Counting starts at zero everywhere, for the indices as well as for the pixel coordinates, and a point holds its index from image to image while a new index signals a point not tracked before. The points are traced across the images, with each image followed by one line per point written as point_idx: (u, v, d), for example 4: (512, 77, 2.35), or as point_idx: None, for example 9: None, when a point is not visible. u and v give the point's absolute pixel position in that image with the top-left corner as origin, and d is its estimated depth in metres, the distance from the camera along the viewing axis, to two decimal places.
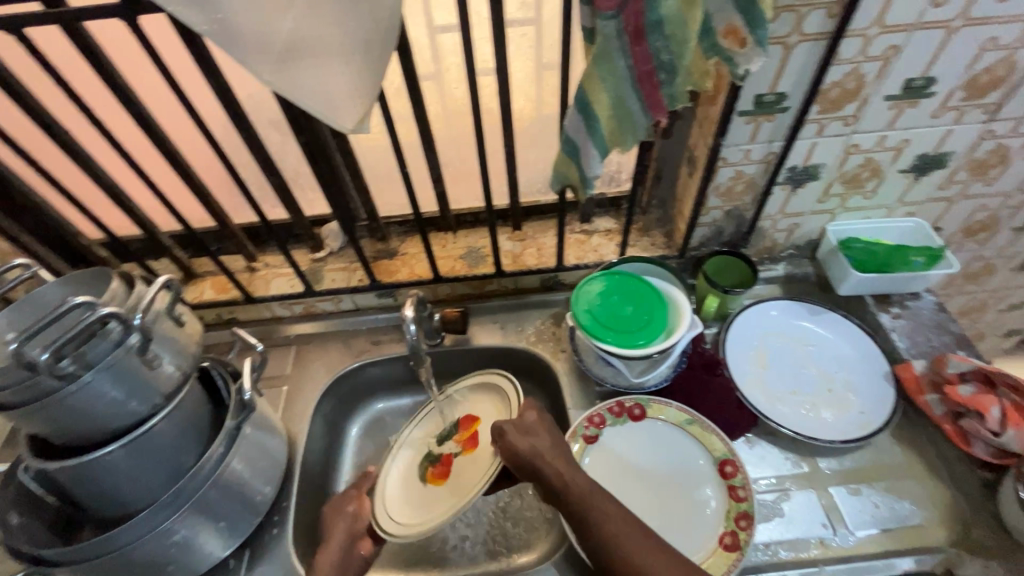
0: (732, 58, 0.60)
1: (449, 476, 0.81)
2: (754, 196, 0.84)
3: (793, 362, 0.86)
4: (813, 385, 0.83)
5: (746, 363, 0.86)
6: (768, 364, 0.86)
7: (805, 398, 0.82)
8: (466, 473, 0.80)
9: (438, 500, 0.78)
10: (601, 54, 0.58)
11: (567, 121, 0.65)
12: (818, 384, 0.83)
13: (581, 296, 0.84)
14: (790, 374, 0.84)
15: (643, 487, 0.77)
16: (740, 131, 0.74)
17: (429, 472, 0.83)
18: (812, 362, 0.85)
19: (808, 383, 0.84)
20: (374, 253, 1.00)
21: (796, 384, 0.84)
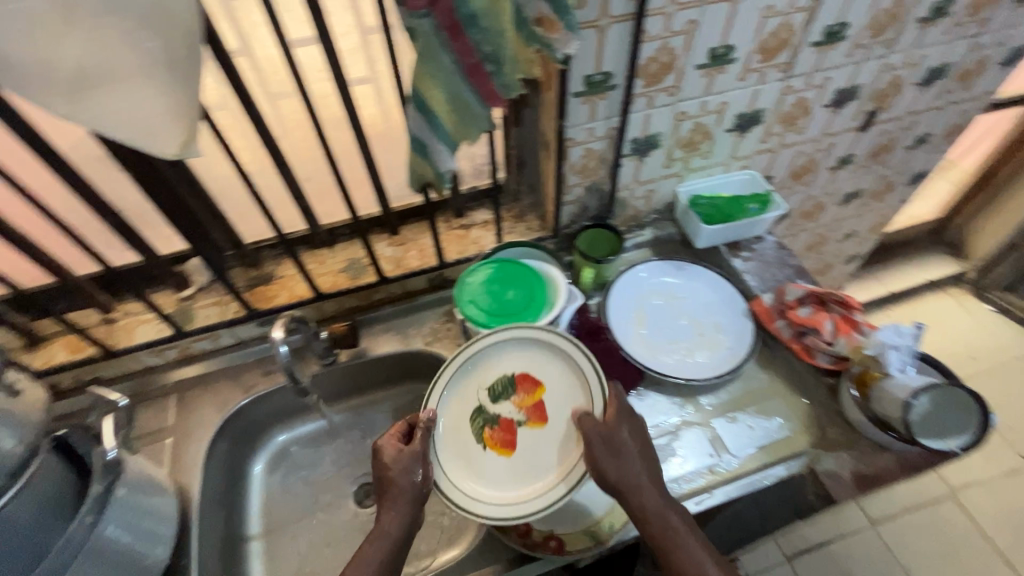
0: (549, 44, 0.64)
1: (512, 445, 0.76)
2: (607, 169, 0.91)
3: (666, 316, 0.94)
4: (686, 333, 0.92)
5: (628, 325, 0.93)
6: (646, 322, 0.94)
7: (681, 346, 0.91)
8: (534, 451, 0.75)
9: (506, 473, 0.74)
10: (424, 52, 0.60)
11: (409, 121, 0.66)
12: (690, 331, 0.92)
13: (464, 289, 0.86)
14: (665, 328, 0.93)
15: None
16: (579, 111, 0.80)
17: (486, 436, 0.76)
18: (682, 312, 0.95)
19: (682, 332, 0.92)
20: (248, 281, 0.95)
21: (672, 335, 0.92)
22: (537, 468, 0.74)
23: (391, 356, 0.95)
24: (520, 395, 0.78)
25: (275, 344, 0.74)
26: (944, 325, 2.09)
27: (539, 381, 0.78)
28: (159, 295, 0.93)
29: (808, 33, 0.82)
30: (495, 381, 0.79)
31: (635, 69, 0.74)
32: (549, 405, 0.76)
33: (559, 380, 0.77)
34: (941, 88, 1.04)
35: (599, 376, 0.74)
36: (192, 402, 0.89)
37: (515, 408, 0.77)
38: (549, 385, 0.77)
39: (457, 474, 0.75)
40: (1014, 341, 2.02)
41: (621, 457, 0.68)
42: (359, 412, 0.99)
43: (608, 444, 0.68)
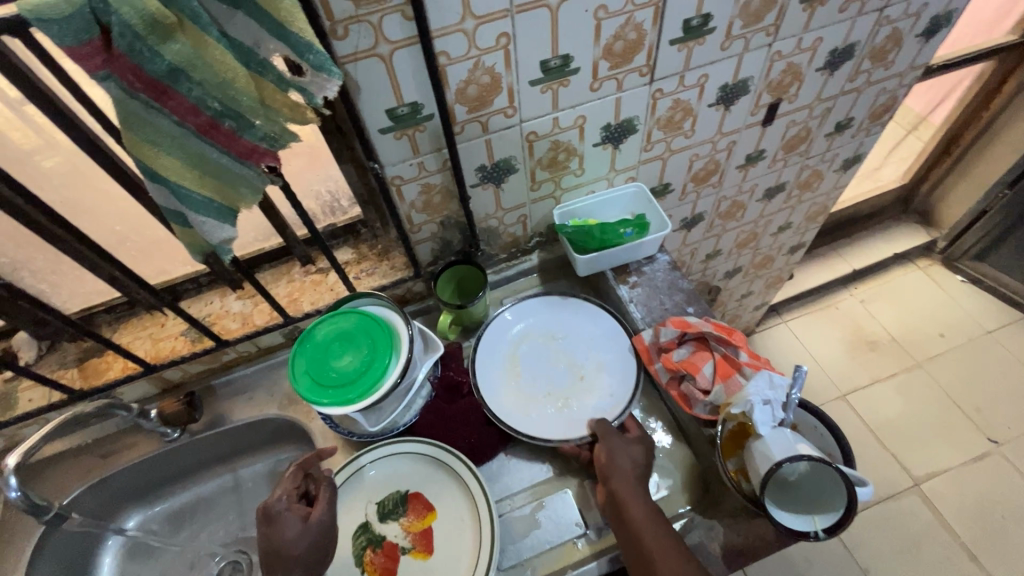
0: (304, 88, 0.53)
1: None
2: (457, 202, 0.80)
3: (546, 360, 0.82)
4: (567, 380, 0.80)
5: (500, 376, 0.81)
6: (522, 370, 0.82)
7: (560, 395, 0.79)
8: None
9: None
10: (131, 119, 0.49)
11: (152, 193, 0.55)
12: (571, 377, 0.80)
13: (299, 353, 0.76)
14: (545, 374, 0.81)
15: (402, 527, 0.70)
16: (396, 147, 0.68)
17: (368, 561, 0.68)
18: (563, 354, 0.83)
19: (563, 379, 0.80)
20: (79, 354, 0.86)
21: (551, 382, 0.80)
22: None
23: (246, 425, 0.87)
24: (410, 518, 0.71)
25: (3, 476, 0.64)
26: (913, 299, 1.97)
27: (428, 502, 0.72)
28: None
29: (663, 31, 0.69)
30: (387, 497, 0.72)
31: (443, 98, 0.63)
32: (437, 526, 0.70)
33: (449, 500, 0.71)
34: (853, 69, 0.91)
35: (487, 503, 0.68)
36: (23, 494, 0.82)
37: (402, 531, 0.70)
38: (441, 507, 0.71)
39: None
40: (986, 314, 1.90)
41: (623, 455, 0.68)
42: (223, 484, 0.91)
43: (613, 437, 0.70)
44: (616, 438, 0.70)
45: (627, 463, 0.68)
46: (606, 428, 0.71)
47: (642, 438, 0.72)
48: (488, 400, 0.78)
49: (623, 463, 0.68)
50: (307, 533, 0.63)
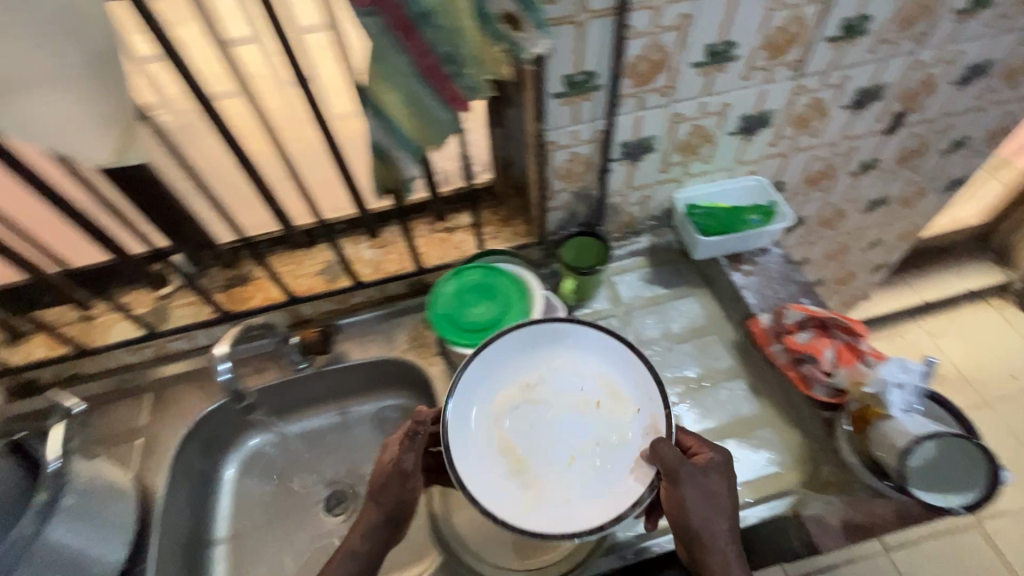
0: (517, 43, 0.59)
1: None
2: (595, 174, 0.84)
3: (537, 429, 0.71)
4: (575, 428, 0.71)
5: (502, 481, 0.68)
6: (523, 452, 0.70)
7: (586, 450, 0.69)
8: None
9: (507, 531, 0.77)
10: (375, 53, 0.55)
11: (365, 127, 0.62)
12: (583, 421, 0.71)
13: (437, 299, 0.82)
14: (551, 441, 0.70)
15: None
16: (561, 113, 0.74)
17: None
18: (540, 409, 0.73)
19: (572, 435, 0.71)
20: (224, 281, 0.93)
21: (569, 444, 0.70)
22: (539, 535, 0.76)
23: (366, 364, 0.91)
24: None
25: (217, 359, 0.77)
26: (983, 338, 1.94)
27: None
28: (138, 293, 0.92)
29: (823, 28, 0.73)
30: None
31: (619, 69, 0.68)
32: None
33: None
34: (983, 87, 0.93)
35: None
36: (166, 402, 0.89)
37: None
38: None
39: (458, 518, 0.79)
40: None
41: (696, 498, 0.62)
42: (331, 420, 0.96)
43: (683, 477, 0.62)
44: (684, 478, 0.63)
45: (702, 501, 0.63)
46: (666, 464, 0.63)
47: (709, 461, 0.65)
48: (520, 516, 0.65)
49: (698, 505, 0.63)
50: (393, 485, 0.67)
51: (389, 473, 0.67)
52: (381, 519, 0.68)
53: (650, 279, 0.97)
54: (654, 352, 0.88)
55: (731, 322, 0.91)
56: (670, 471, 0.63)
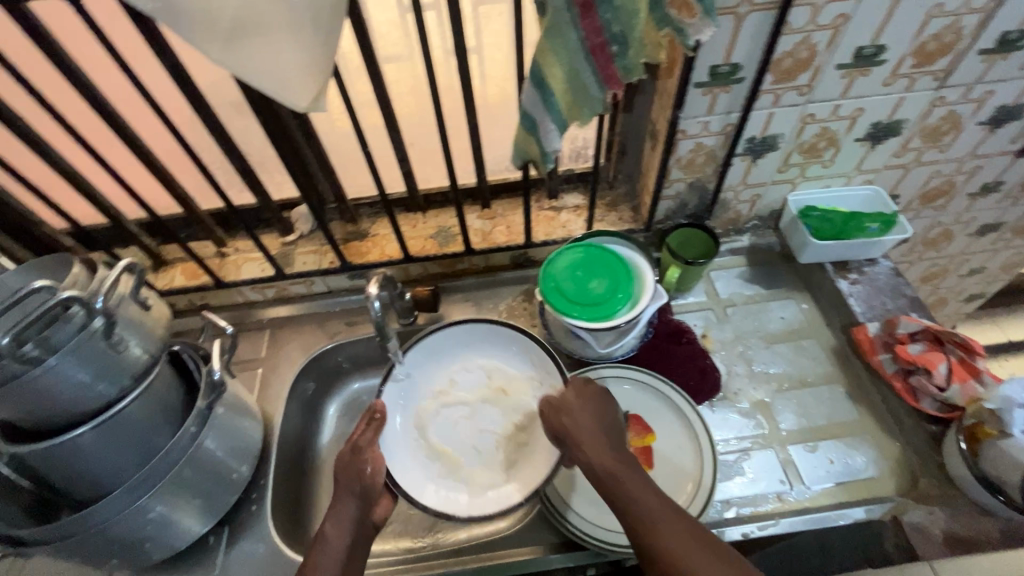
0: (682, 29, 0.61)
1: None
2: (715, 167, 0.86)
3: (448, 430, 0.82)
4: (495, 424, 0.83)
5: (444, 470, 0.79)
6: (454, 450, 0.81)
7: (503, 442, 0.81)
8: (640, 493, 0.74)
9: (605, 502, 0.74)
10: (552, 27, 0.59)
11: (523, 96, 0.66)
12: (493, 411, 0.84)
13: (550, 270, 0.86)
14: (455, 441, 0.81)
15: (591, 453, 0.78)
16: (698, 103, 0.76)
17: None
18: (464, 412, 0.84)
19: (488, 429, 0.82)
20: (344, 235, 0.99)
21: (474, 438, 0.81)
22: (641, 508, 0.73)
23: None
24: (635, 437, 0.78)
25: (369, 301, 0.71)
26: None
27: (647, 424, 0.79)
28: (266, 237, 1.00)
29: (979, 39, 0.72)
30: None
31: (768, 64, 0.69)
32: (660, 450, 0.77)
33: (665, 429, 0.79)
34: None
35: (710, 438, 0.75)
36: (284, 340, 0.96)
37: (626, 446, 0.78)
38: (659, 432, 0.78)
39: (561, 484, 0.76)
40: None
41: (587, 428, 0.69)
42: None
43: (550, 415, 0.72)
44: (572, 422, 0.69)
45: (602, 442, 0.68)
46: (556, 407, 0.72)
47: (606, 407, 0.71)
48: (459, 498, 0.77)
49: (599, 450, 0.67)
50: (354, 469, 0.70)
51: (348, 457, 0.71)
52: (354, 506, 0.68)
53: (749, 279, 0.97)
54: (751, 350, 0.88)
55: (833, 329, 0.90)
56: (560, 424, 0.71)
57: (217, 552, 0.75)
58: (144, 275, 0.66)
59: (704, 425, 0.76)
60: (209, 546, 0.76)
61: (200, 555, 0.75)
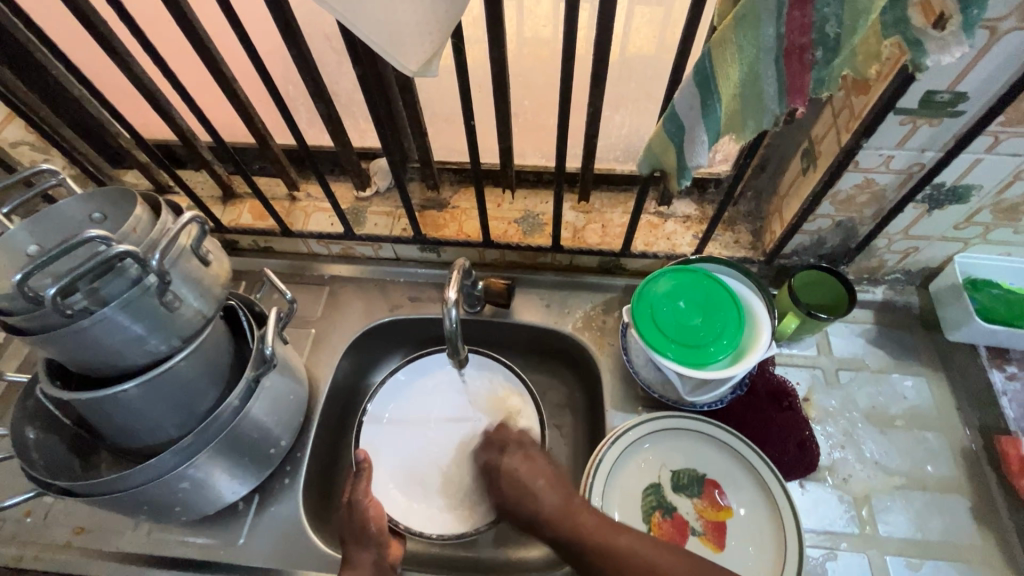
0: (922, 42, 0.44)
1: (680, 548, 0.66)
2: (877, 209, 0.70)
3: (434, 453, 0.81)
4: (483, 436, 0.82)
5: (434, 493, 0.78)
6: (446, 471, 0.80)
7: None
8: None
9: None
10: (745, 16, 0.45)
11: (678, 94, 0.52)
12: (418, 436, 0.82)
13: (645, 293, 0.74)
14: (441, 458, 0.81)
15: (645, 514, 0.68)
16: (889, 132, 0.59)
17: (656, 522, 0.67)
18: (450, 425, 0.83)
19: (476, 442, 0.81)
20: (421, 201, 0.89)
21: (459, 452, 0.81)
22: None
23: (535, 328, 0.86)
24: (705, 503, 0.68)
25: (446, 306, 0.62)
26: None
27: (726, 495, 0.69)
28: (339, 187, 0.92)
29: None
30: (682, 471, 0.70)
31: (1010, 102, 0.52)
32: (734, 530, 0.66)
33: (746, 507, 0.68)
34: None
35: (800, 533, 0.64)
36: (341, 302, 0.90)
37: (693, 512, 0.68)
38: (739, 508, 0.68)
39: None
40: None
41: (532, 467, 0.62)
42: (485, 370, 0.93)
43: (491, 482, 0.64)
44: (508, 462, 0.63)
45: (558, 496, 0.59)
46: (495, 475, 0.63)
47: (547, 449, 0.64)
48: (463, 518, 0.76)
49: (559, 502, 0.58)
50: (357, 523, 0.65)
51: (346, 512, 0.67)
52: (367, 552, 0.64)
53: (873, 340, 0.81)
54: (859, 428, 0.75)
55: (967, 426, 0.75)
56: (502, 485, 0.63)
57: (244, 519, 0.72)
58: (209, 227, 0.58)
59: (794, 522, 0.64)
60: (238, 511, 0.72)
61: (228, 519, 0.72)
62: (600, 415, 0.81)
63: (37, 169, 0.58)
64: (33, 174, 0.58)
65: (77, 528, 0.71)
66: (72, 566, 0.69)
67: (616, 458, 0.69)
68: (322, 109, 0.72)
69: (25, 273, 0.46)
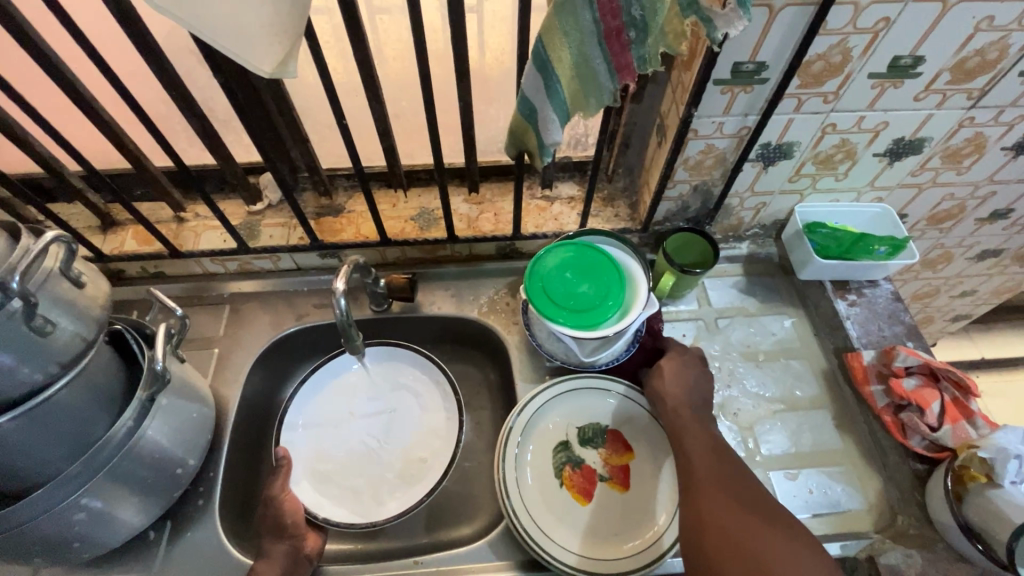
0: (710, 18, 0.53)
1: (591, 495, 0.71)
2: (723, 171, 0.80)
3: (355, 450, 0.82)
4: (402, 427, 0.84)
5: (354, 486, 0.79)
6: (370, 465, 0.81)
7: (413, 444, 0.83)
8: (612, 514, 0.70)
9: (578, 519, 0.69)
10: (564, 4, 0.51)
11: (524, 79, 0.58)
12: (337, 436, 0.83)
13: (536, 270, 0.79)
14: (363, 453, 0.82)
15: (556, 470, 0.73)
16: (715, 102, 0.69)
17: (568, 475, 0.72)
18: (366, 420, 0.84)
19: (395, 433, 0.83)
20: (316, 209, 0.90)
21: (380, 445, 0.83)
22: (611, 530, 0.69)
23: (443, 318, 0.90)
24: (610, 452, 0.74)
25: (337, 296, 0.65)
26: None
27: (629, 441, 0.75)
28: (230, 204, 0.91)
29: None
30: (588, 426, 0.76)
31: (798, 67, 0.63)
32: (637, 471, 0.73)
33: (646, 448, 0.74)
34: None
35: None
36: (246, 317, 0.89)
37: (600, 461, 0.74)
38: (640, 451, 0.74)
39: (533, 504, 0.70)
40: None
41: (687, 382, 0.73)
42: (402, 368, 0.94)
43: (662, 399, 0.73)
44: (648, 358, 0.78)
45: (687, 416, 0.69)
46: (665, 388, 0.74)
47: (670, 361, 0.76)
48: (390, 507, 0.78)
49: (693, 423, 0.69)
50: (273, 518, 0.69)
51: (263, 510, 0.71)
52: (281, 543, 0.67)
53: (743, 289, 0.92)
54: (738, 368, 0.84)
55: (825, 351, 0.86)
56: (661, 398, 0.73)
57: (157, 549, 0.69)
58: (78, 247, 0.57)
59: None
60: (150, 542, 0.70)
61: (139, 552, 0.69)
62: (513, 390, 0.86)
63: None
64: None
65: None
66: None
67: (525, 421, 0.74)
68: (196, 123, 0.72)
69: None
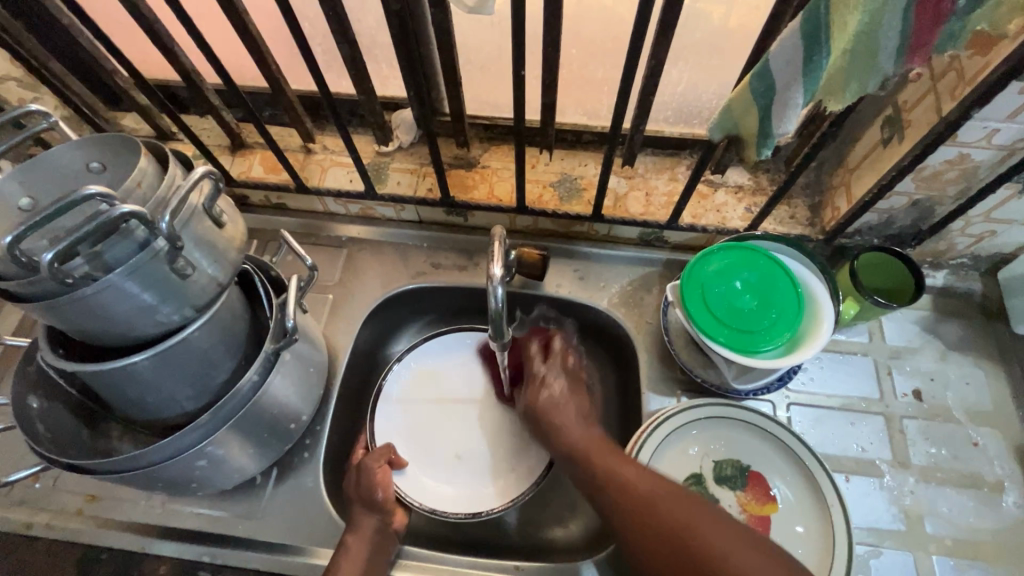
0: None
1: None
2: (962, 188, 0.63)
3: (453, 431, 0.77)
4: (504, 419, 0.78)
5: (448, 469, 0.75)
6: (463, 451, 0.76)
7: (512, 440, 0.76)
8: None
9: None
10: None
11: (775, 48, 0.44)
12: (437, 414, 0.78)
13: (696, 272, 0.68)
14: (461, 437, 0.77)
15: None
16: (1002, 103, 0.52)
17: None
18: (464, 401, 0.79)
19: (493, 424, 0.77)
20: (449, 158, 0.81)
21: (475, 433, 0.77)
22: None
23: (564, 302, 0.81)
24: (748, 496, 0.66)
25: (490, 283, 0.58)
26: None
27: (773, 489, 0.66)
28: (359, 139, 0.84)
29: None
30: (726, 461, 0.67)
31: None
32: (778, 525, 0.64)
33: (791, 503, 0.64)
34: None
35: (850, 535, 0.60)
36: (361, 266, 0.84)
37: (734, 503, 0.66)
38: (784, 503, 0.65)
39: None
40: None
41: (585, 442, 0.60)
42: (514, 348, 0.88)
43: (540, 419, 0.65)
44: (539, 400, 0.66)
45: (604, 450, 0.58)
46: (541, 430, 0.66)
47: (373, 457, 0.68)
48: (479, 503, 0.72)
49: (608, 452, 0.58)
50: (365, 488, 0.65)
51: (354, 476, 0.68)
52: (370, 517, 0.63)
53: (930, 328, 0.76)
54: (909, 428, 0.71)
55: None
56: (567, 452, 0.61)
57: (263, 494, 0.69)
58: (224, 185, 0.51)
59: (844, 523, 0.61)
60: (257, 485, 0.69)
61: (246, 492, 0.69)
62: (634, 396, 0.77)
63: (26, 108, 0.50)
64: (21, 115, 0.51)
65: (89, 495, 0.68)
66: (84, 534, 0.66)
67: (660, 443, 0.66)
68: (346, 51, 0.63)
69: (16, 235, 0.40)
